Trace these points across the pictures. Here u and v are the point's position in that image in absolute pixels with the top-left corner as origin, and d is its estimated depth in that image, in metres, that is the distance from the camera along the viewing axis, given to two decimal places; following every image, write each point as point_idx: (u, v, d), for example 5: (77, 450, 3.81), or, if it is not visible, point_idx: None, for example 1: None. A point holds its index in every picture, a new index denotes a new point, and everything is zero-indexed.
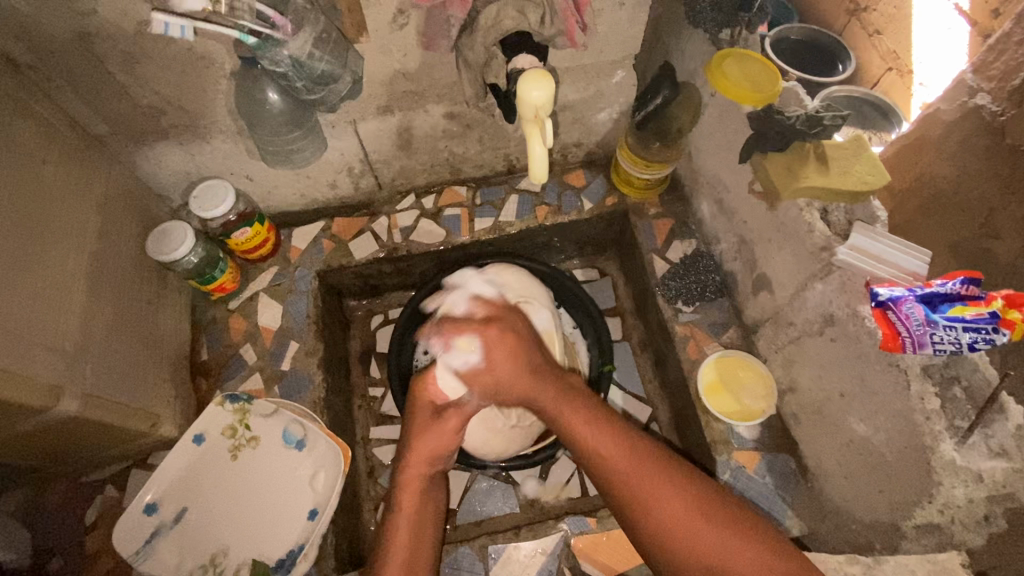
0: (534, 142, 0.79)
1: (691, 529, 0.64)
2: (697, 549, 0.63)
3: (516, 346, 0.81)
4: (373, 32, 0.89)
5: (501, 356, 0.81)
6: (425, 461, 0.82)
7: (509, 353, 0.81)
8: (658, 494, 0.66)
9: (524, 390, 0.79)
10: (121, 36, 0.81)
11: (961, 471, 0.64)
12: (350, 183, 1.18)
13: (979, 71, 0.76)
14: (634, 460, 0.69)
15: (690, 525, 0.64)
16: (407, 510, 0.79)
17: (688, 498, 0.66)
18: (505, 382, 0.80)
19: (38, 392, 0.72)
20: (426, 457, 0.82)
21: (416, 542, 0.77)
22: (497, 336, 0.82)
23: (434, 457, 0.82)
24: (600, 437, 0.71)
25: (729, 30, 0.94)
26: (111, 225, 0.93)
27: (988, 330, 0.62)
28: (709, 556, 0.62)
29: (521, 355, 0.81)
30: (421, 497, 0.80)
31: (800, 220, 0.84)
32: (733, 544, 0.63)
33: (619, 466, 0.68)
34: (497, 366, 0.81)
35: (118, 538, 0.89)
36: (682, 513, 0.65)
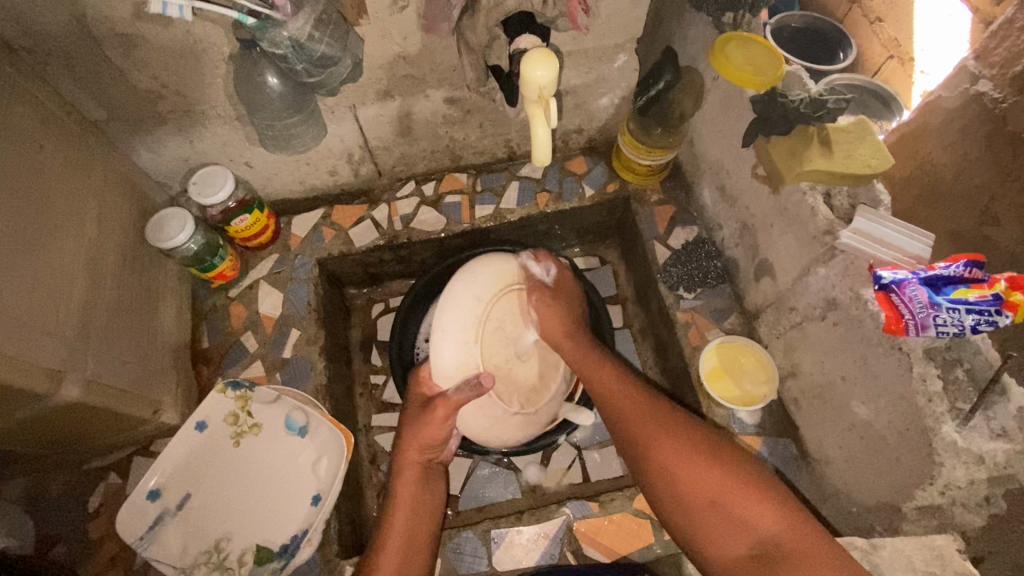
0: (537, 124, 0.79)
1: (694, 472, 0.71)
2: (704, 486, 0.70)
3: (572, 309, 0.97)
4: (374, 14, 0.88)
5: (561, 300, 0.97)
6: (416, 449, 0.87)
7: (565, 306, 0.96)
8: (666, 438, 0.75)
9: (563, 336, 0.94)
10: (118, 18, 0.80)
11: (962, 453, 0.65)
12: (350, 170, 1.17)
13: (981, 57, 0.75)
14: (647, 416, 0.79)
15: (698, 466, 0.71)
16: (403, 505, 0.83)
17: (694, 446, 0.73)
18: (550, 326, 0.94)
19: (39, 378, 0.72)
20: (420, 445, 0.87)
21: (414, 520, 0.82)
22: (558, 288, 0.98)
23: (427, 445, 0.88)
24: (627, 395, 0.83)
25: (732, 13, 0.94)
26: (110, 211, 0.93)
27: (991, 313, 0.62)
28: (710, 491, 0.70)
29: (568, 319, 0.95)
30: (420, 486, 0.86)
31: (803, 204, 0.84)
32: (733, 487, 0.69)
33: (633, 416, 0.80)
34: (557, 303, 0.96)
35: (122, 525, 0.88)
36: (688, 458, 0.72)
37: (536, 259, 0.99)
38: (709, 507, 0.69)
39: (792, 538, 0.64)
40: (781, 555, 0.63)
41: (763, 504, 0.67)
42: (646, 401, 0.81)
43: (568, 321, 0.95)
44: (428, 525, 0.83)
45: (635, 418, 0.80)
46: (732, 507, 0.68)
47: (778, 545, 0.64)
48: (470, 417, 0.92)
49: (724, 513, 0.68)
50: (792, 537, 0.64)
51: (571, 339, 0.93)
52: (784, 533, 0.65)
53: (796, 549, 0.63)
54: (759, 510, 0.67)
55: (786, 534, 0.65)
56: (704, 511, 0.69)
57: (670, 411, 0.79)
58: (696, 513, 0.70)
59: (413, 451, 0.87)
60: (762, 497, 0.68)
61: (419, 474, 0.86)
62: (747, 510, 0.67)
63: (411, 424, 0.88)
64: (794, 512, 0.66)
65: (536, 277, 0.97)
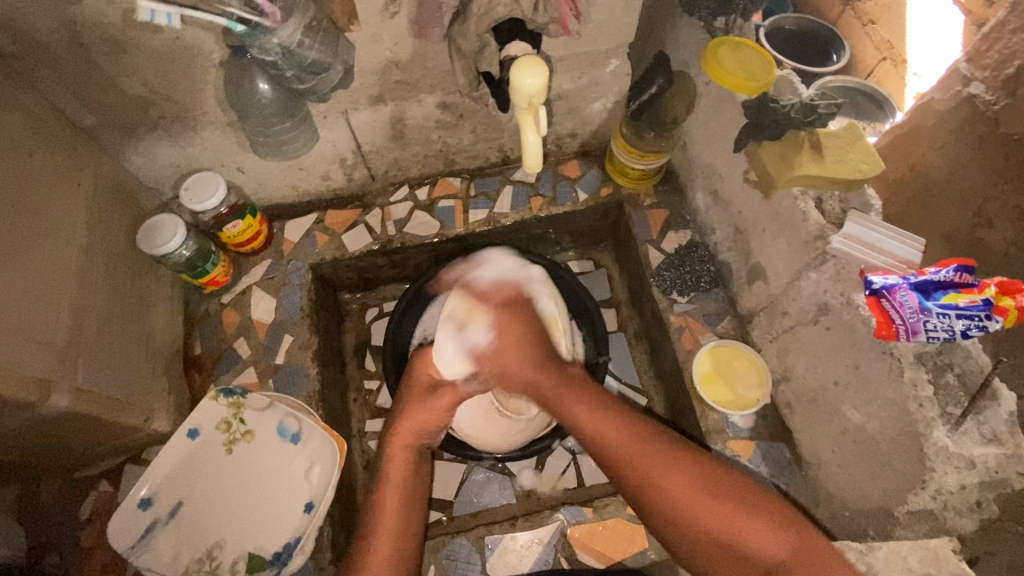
0: (527, 130, 0.80)
1: (699, 505, 0.66)
2: (708, 521, 0.65)
3: (524, 338, 0.87)
4: (365, 20, 0.87)
5: (511, 342, 0.87)
6: (411, 435, 0.84)
7: (516, 343, 0.87)
8: (667, 474, 0.68)
9: (525, 376, 0.84)
10: (107, 25, 0.80)
11: (953, 458, 0.65)
12: (343, 175, 1.17)
13: (972, 60, 0.76)
14: (644, 447, 0.71)
15: (702, 501, 0.66)
16: (394, 484, 0.79)
17: (696, 477, 0.68)
18: (510, 371, 0.85)
19: (27, 387, 0.72)
20: (414, 432, 0.85)
21: (405, 495, 0.78)
22: (505, 321, 0.91)
23: (423, 433, 0.85)
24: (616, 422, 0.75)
25: (723, 19, 0.95)
26: (100, 218, 0.92)
27: (981, 318, 0.62)
28: (715, 527, 0.65)
29: (526, 347, 0.86)
30: (411, 469, 0.81)
31: (794, 209, 0.84)
32: (740, 518, 0.65)
33: (620, 451, 0.72)
34: (505, 349, 0.87)
35: (114, 533, 0.88)
36: (691, 491, 0.67)
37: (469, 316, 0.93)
38: (716, 545, 0.65)
39: (800, 565, 0.62)
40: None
41: (770, 531, 0.64)
42: (639, 431, 0.73)
43: (527, 356, 0.85)
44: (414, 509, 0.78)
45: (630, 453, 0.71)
46: (741, 542, 0.64)
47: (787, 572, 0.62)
48: (475, 424, 1.01)
49: (733, 549, 0.64)
50: (800, 565, 0.62)
51: (535, 375, 0.83)
52: (791, 561, 0.62)
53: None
54: (766, 537, 0.64)
55: (792, 560, 0.62)
56: (711, 549, 0.65)
57: (663, 436, 0.73)
58: (701, 548, 0.65)
59: (406, 439, 0.84)
60: (767, 524, 0.65)
61: (410, 457, 0.83)
62: (754, 542, 0.63)
63: (412, 408, 0.87)
64: (798, 531, 0.64)
65: (469, 342, 0.90)
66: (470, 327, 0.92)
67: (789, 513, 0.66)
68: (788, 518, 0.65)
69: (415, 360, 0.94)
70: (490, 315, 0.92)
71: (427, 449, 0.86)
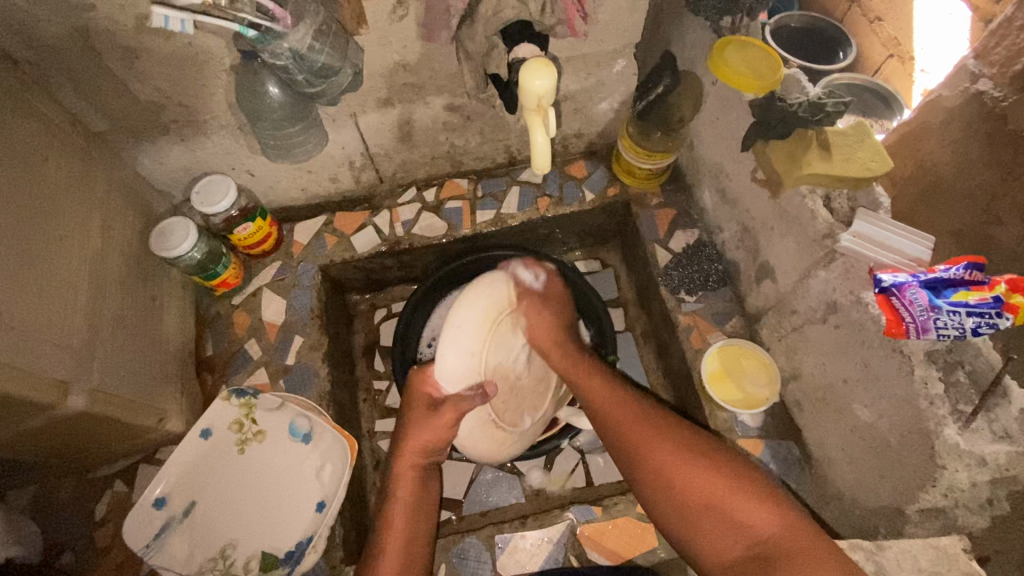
0: (536, 132, 0.78)
1: (684, 471, 0.70)
2: (694, 487, 0.69)
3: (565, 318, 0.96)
4: (373, 24, 0.88)
5: (552, 315, 0.95)
6: (418, 454, 0.85)
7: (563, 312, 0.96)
8: (655, 443, 0.74)
9: (558, 347, 0.92)
10: (121, 31, 0.81)
11: (965, 456, 0.65)
12: (352, 177, 1.18)
13: (980, 57, 0.76)
14: (635, 423, 0.78)
15: (689, 469, 0.70)
16: (403, 503, 0.81)
17: (683, 449, 0.72)
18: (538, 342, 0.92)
19: (45, 389, 0.73)
20: (419, 449, 0.85)
21: (412, 514, 0.80)
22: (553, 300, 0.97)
23: (428, 449, 0.85)
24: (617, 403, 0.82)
25: (729, 17, 0.94)
26: (114, 222, 0.93)
27: (992, 315, 0.62)
28: (699, 492, 0.68)
29: (559, 329, 0.93)
30: (418, 489, 0.83)
31: (803, 207, 0.84)
32: (723, 486, 0.68)
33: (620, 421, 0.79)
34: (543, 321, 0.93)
35: (128, 532, 0.89)
36: (678, 460, 0.72)
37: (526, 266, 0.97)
38: (701, 509, 0.68)
39: (784, 533, 0.63)
40: (775, 550, 0.62)
41: (756, 502, 0.66)
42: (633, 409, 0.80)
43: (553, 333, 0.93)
44: (426, 523, 0.80)
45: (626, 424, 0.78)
46: (725, 507, 0.66)
47: (773, 542, 0.63)
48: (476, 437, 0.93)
49: (717, 514, 0.66)
50: (785, 533, 0.63)
51: (564, 345, 0.92)
52: (777, 531, 0.63)
53: (790, 544, 0.61)
54: (752, 511, 0.65)
55: (777, 530, 0.63)
56: (696, 513, 0.68)
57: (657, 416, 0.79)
58: (688, 512, 0.68)
59: (414, 456, 0.85)
60: (753, 497, 0.66)
61: (419, 476, 0.84)
62: (737, 508, 0.66)
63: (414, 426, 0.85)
64: (790, 512, 0.65)
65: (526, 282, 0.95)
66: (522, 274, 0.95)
67: (779, 493, 0.68)
68: (783, 501, 0.66)
69: (414, 374, 0.88)
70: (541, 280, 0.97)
71: (434, 466, 0.87)
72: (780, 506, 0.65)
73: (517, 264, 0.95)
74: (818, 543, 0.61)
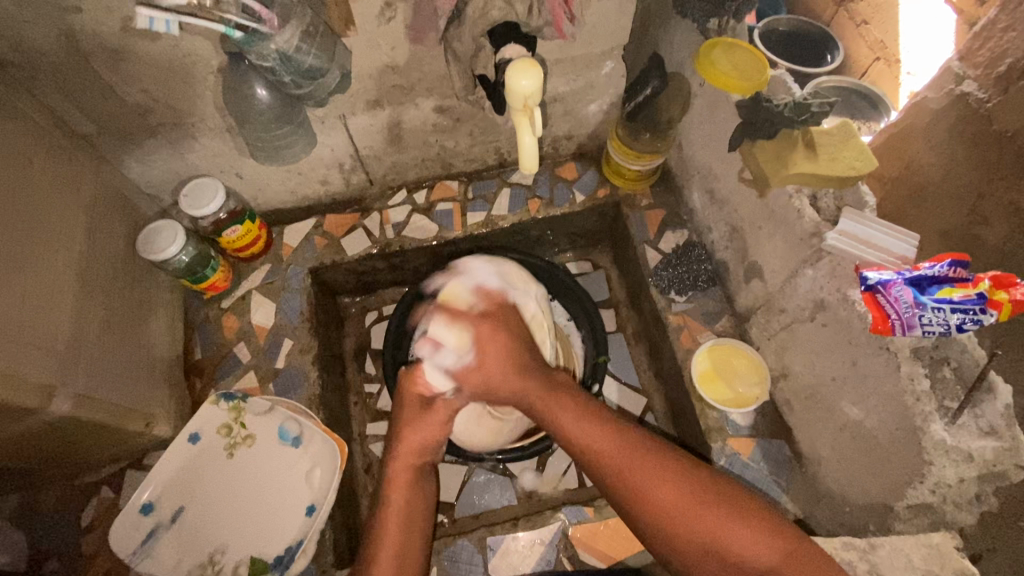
0: (523, 132, 0.80)
1: (692, 515, 0.65)
2: (704, 530, 0.64)
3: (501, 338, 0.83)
4: (361, 26, 0.88)
5: (489, 359, 0.80)
6: (414, 454, 0.82)
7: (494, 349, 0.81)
8: (652, 487, 0.67)
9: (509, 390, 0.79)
10: (106, 33, 0.80)
11: (951, 451, 0.65)
12: (341, 179, 1.17)
13: (965, 59, 0.77)
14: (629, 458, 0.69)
15: (693, 512, 0.65)
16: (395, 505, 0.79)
17: (683, 488, 0.66)
18: (494, 387, 0.80)
19: (30, 392, 0.72)
20: (415, 450, 0.83)
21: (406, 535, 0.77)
22: (488, 336, 0.83)
23: (422, 450, 0.83)
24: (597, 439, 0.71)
25: (715, 19, 0.95)
26: (101, 225, 0.93)
27: (976, 312, 0.63)
28: (704, 535, 0.64)
29: (514, 361, 0.80)
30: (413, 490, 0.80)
31: (789, 207, 0.85)
32: (728, 526, 0.64)
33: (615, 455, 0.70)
34: (487, 366, 0.80)
35: (116, 538, 0.89)
36: (683, 502, 0.65)
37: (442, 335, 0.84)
38: (712, 559, 0.63)
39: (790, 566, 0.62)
40: None
41: (761, 537, 0.63)
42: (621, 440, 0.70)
43: (510, 370, 0.79)
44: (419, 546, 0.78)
45: (612, 466, 0.69)
46: (731, 553, 0.63)
47: None
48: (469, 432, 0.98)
49: (728, 560, 0.63)
50: (790, 567, 0.61)
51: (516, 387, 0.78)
52: (783, 566, 0.62)
53: None
54: (759, 546, 0.63)
55: (784, 566, 0.62)
56: (708, 564, 0.63)
57: (644, 444, 0.70)
58: (693, 556, 0.64)
59: (409, 456, 0.82)
60: (757, 531, 0.63)
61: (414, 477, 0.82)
62: (745, 548, 0.63)
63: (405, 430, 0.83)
64: (791, 538, 0.64)
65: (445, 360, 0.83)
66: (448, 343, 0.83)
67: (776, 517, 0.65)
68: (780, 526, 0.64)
69: (402, 375, 0.88)
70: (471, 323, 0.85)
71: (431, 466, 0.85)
72: (779, 531, 0.64)
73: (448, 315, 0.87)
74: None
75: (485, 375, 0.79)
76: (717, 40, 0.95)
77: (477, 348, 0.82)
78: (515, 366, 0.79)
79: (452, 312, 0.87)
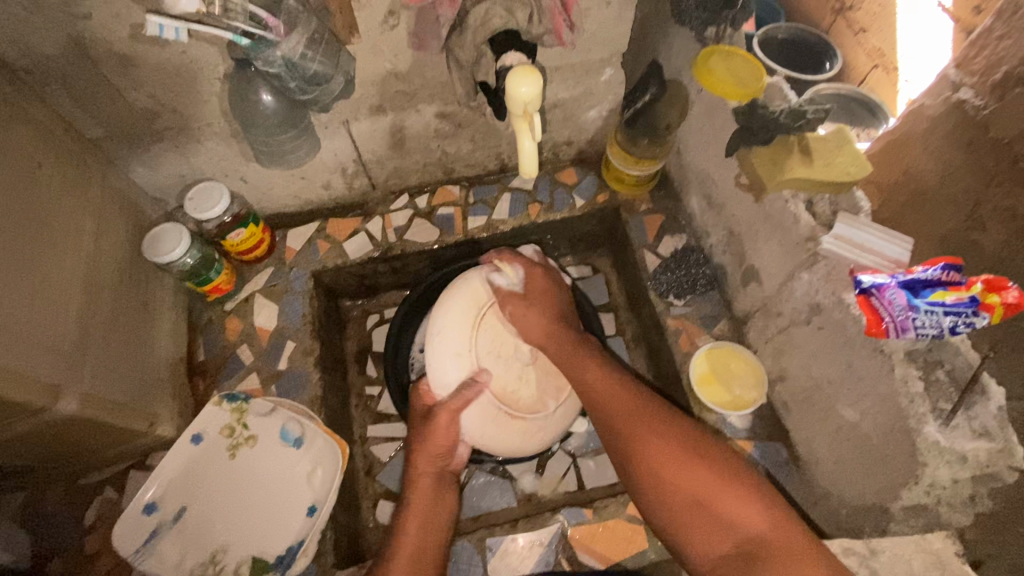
0: (524, 137, 0.81)
1: (683, 470, 0.72)
2: (692, 485, 0.71)
3: (549, 290, 0.99)
4: (365, 33, 0.90)
5: (528, 307, 0.96)
6: (429, 459, 0.91)
7: (541, 293, 0.98)
8: (654, 438, 0.76)
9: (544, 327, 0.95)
10: (116, 39, 0.82)
11: (945, 452, 0.66)
12: (344, 184, 1.19)
13: (962, 66, 0.78)
14: (634, 417, 0.79)
15: (687, 468, 0.72)
16: (416, 506, 0.86)
17: (682, 446, 0.74)
18: (531, 324, 0.96)
19: (37, 391, 0.73)
20: (432, 457, 0.91)
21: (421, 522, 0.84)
22: (534, 281, 1.00)
23: (436, 457, 0.91)
24: (615, 395, 0.83)
25: (714, 27, 0.95)
26: (107, 228, 0.94)
27: (968, 314, 0.64)
28: (696, 492, 0.71)
29: (551, 317, 0.96)
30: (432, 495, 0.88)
31: (785, 211, 0.87)
32: (716, 485, 0.70)
33: (627, 412, 0.80)
34: (529, 309, 0.96)
35: (118, 537, 0.89)
36: (678, 459, 0.73)
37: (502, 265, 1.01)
38: (694, 508, 0.70)
39: (775, 536, 0.65)
40: (764, 552, 0.64)
41: (750, 502, 0.68)
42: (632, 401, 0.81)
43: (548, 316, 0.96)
44: (439, 525, 0.85)
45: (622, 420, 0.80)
46: (715, 507, 0.69)
47: (761, 543, 0.65)
48: (493, 436, 0.95)
49: (709, 512, 0.69)
50: (775, 535, 0.65)
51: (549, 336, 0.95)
52: (770, 532, 0.66)
53: (779, 547, 0.64)
54: (746, 510, 0.68)
55: (772, 532, 0.66)
56: (689, 512, 0.70)
57: (655, 406, 0.80)
58: (682, 512, 0.71)
59: (426, 464, 0.91)
60: (745, 497, 0.69)
61: (434, 482, 0.89)
62: (729, 506, 0.68)
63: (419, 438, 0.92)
64: (781, 514, 0.67)
65: (497, 285, 1.00)
66: (503, 275, 1.01)
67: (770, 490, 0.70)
68: (774, 501, 0.69)
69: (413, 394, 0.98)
70: (523, 266, 1.01)
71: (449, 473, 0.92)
72: (770, 504, 0.68)
73: (502, 258, 1.03)
74: (806, 554, 0.63)
75: (526, 316, 0.96)
76: (716, 46, 0.95)
77: (511, 304, 0.97)
78: (555, 314, 0.97)
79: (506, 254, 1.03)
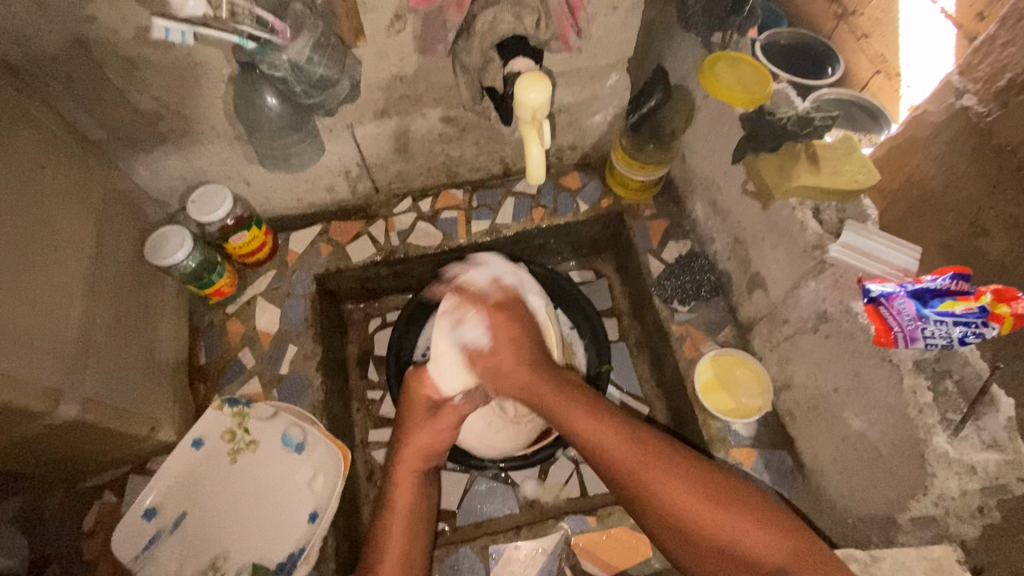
0: (530, 143, 0.81)
1: (703, 514, 0.67)
2: (716, 529, 0.66)
3: (515, 335, 0.88)
4: (371, 36, 0.90)
5: (504, 345, 0.88)
6: (420, 458, 0.85)
7: (508, 342, 0.88)
8: (667, 480, 0.69)
9: (519, 378, 0.84)
10: (120, 41, 0.82)
11: (955, 464, 0.66)
12: (348, 187, 1.18)
13: (964, 73, 0.78)
14: (642, 453, 0.72)
15: (704, 509, 0.67)
16: (400, 513, 0.80)
17: (697, 484, 0.69)
18: (504, 371, 0.86)
19: (37, 396, 0.72)
20: (421, 453, 0.85)
21: (412, 532, 0.80)
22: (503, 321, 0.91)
23: (429, 453, 0.86)
24: (616, 432, 0.75)
25: (721, 33, 0.96)
26: (110, 231, 0.94)
27: (977, 324, 0.63)
28: (719, 536, 0.66)
29: (527, 352, 0.87)
30: (417, 495, 0.83)
31: (793, 219, 0.86)
32: (737, 524, 0.66)
33: (629, 456, 0.72)
34: (499, 350, 0.88)
35: (117, 543, 0.88)
36: (694, 496, 0.68)
37: (462, 320, 0.93)
38: (720, 555, 0.66)
39: (801, 568, 0.62)
40: None
41: (772, 536, 0.65)
42: (632, 431, 0.75)
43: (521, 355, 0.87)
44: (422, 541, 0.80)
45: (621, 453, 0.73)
46: (740, 551, 0.65)
47: None
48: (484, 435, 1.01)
49: (734, 558, 0.65)
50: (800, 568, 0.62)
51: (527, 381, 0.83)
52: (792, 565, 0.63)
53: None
54: (770, 546, 0.64)
55: (796, 565, 0.63)
56: (714, 560, 0.66)
57: (657, 442, 0.74)
58: (705, 556, 0.66)
59: (414, 461, 0.84)
60: (766, 530, 0.66)
61: (420, 482, 0.84)
62: (754, 547, 0.65)
63: (416, 429, 0.87)
64: (802, 539, 0.65)
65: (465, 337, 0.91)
66: (467, 321, 0.92)
67: (789, 518, 0.67)
68: (791, 526, 0.66)
69: (411, 376, 0.92)
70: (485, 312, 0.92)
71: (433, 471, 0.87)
72: (791, 533, 0.65)
73: (461, 301, 0.95)
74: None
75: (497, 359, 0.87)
76: (723, 54, 0.96)
77: (479, 357, 0.89)
78: (525, 356, 0.86)
79: (468, 297, 0.96)
